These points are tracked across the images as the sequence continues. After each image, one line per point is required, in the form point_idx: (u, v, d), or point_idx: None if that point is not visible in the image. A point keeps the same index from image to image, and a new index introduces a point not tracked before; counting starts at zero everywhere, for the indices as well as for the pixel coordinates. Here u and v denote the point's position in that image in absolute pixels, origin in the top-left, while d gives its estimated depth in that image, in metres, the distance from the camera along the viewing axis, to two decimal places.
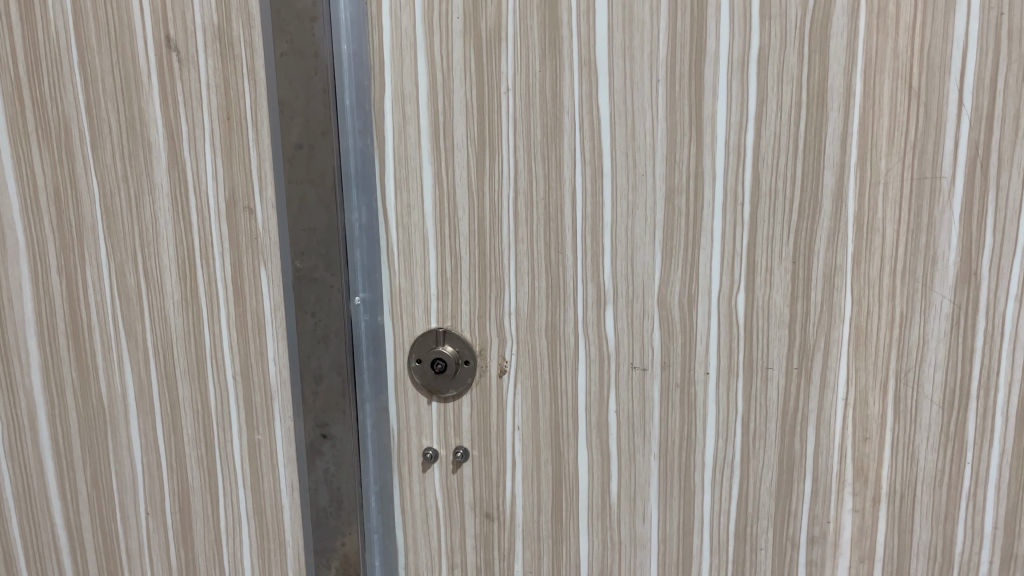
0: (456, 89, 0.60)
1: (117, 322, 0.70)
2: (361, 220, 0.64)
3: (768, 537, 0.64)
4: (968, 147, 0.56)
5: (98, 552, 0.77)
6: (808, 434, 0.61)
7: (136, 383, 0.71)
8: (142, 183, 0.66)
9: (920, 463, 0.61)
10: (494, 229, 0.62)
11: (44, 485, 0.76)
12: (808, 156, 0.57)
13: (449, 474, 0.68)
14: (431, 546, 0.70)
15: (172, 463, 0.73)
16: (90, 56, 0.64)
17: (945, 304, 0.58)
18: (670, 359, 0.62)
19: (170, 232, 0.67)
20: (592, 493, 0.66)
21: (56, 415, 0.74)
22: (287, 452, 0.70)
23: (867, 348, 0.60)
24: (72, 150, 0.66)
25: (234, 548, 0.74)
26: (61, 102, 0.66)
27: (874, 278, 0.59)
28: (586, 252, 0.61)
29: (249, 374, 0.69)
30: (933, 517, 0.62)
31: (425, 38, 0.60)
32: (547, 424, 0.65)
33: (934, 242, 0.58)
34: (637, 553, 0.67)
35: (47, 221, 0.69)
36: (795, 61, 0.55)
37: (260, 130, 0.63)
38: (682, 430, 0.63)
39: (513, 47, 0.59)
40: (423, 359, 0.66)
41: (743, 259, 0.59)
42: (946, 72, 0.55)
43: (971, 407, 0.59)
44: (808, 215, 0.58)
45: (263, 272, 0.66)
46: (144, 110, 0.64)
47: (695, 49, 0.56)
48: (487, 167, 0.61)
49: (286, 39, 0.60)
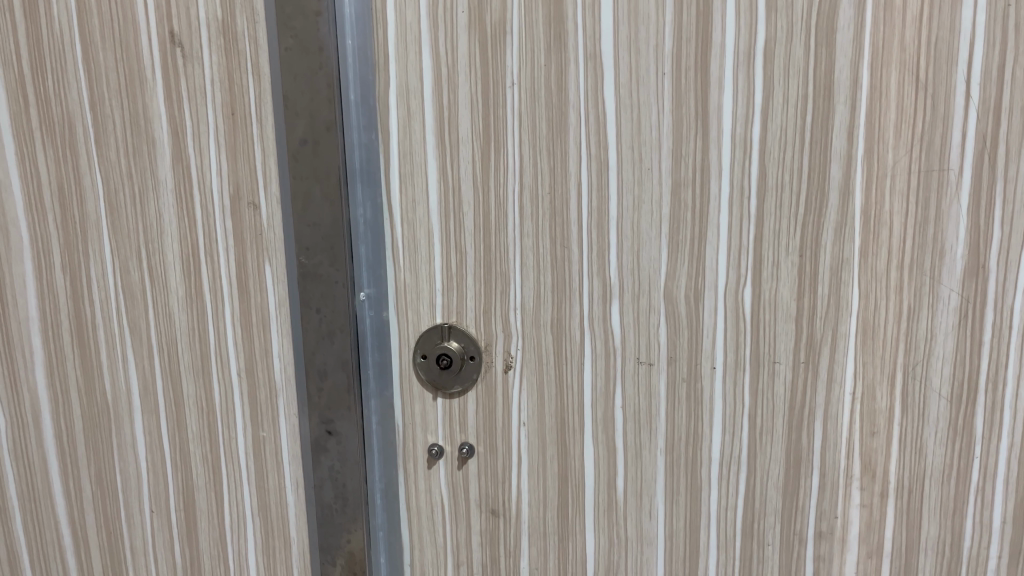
0: (461, 83, 0.60)
1: (121, 319, 0.70)
2: (366, 215, 0.64)
3: (775, 533, 0.64)
4: (976, 140, 0.55)
5: (102, 549, 0.77)
6: (816, 429, 0.61)
7: (140, 380, 0.71)
8: (146, 179, 0.66)
9: (928, 457, 0.61)
10: (499, 224, 0.62)
11: (48, 482, 0.76)
12: (815, 150, 0.56)
13: (454, 470, 0.68)
14: (437, 543, 0.70)
15: (176, 460, 0.72)
16: (94, 51, 0.64)
17: (953, 298, 0.58)
18: (676, 354, 0.62)
19: (174, 228, 0.66)
20: (598, 489, 0.66)
21: (60, 412, 0.74)
22: (292, 449, 0.70)
23: (874, 342, 0.60)
24: (75, 146, 0.66)
25: (239, 546, 0.73)
26: (64, 98, 0.65)
27: (882, 272, 0.59)
28: (592, 247, 0.61)
29: (253, 371, 0.68)
30: (942, 512, 0.62)
31: (430, 32, 0.60)
32: (553, 420, 0.65)
33: (941, 235, 0.57)
34: (644, 550, 0.67)
35: (51, 217, 0.69)
36: (801, 53, 0.55)
37: (264, 126, 0.63)
38: (688, 425, 0.63)
39: (518, 42, 0.59)
40: (429, 356, 0.66)
41: (750, 253, 0.59)
42: (953, 64, 0.55)
43: (979, 401, 0.59)
44: (815, 208, 0.57)
45: (268, 269, 0.66)
46: (149, 106, 0.64)
47: (701, 43, 0.56)
48: (492, 162, 0.61)
49: (290, 34, 0.60)
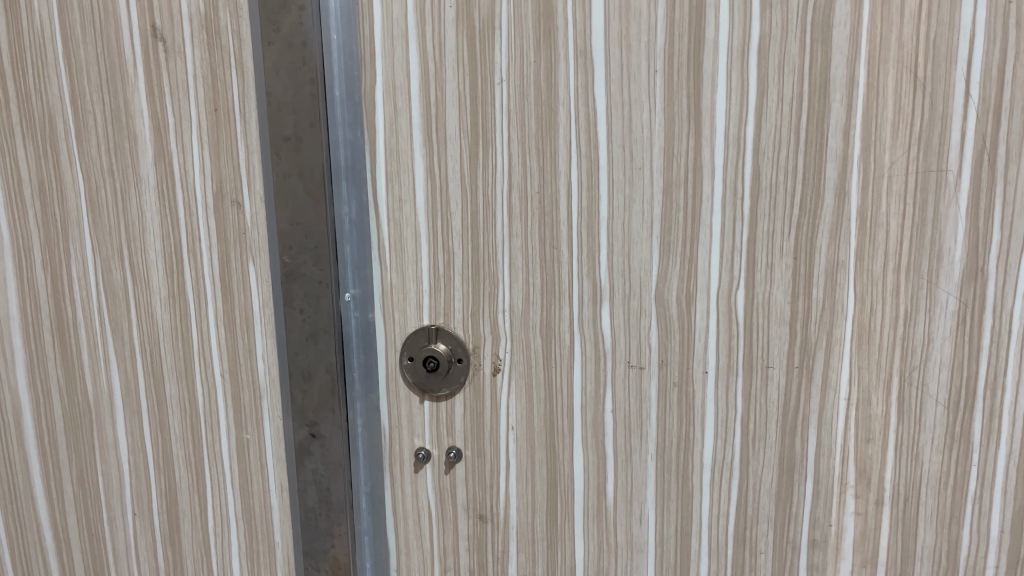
0: (448, 80, 0.59)
1: (102, 318, 0.68)
2: (352, 214, 0.62)
3: (768, 541, 0.62)
4: (975, 140, 0.54)
5: (85, 553, 0.75)
6: (810, 435, 0.60)
7: (123, 381, 0.70)
8: (128, 176, 0.64)
9: (924, 465, 0.60)
10: (488, 223, 0.61)
11: (29, 484, 0.75)
12: (810, 150, 0.55)
13: (442, 475, 0.67)
14: (424, 548, 0.69)
15: (159, 462, 0.71)
16: (75, 46, 0.63)
17: (951, 302, 0.57)
18: (668, 357, 0.60)
19: (157, 227, 0.65)
20: (588, 494, 0.65)
21: (42, 413, 0.72)
22: (276, 452, 0.68)
23: (870, 347, 0.59)
24: (56, 143, 0.65)
25: (222, 549, 0.72)
26: (45, 93, 0.64)
27: (879, 274, 0.57)
28: (582, 247, 0.60)
29: (237, 372, 0.67)
30: (938, 521, 0.60)
31: (417, 27, 0.58)
32: (543, 424, 0.64)
33: (940, 237, 0.56)
34: (634, 556, 0.65)
35: (32, 215, 0.67)
36: (796, 50, 0.54)
37: (248, 122, 0.61)
38: (680, 430, 0.62)
39: (507, 37, 0.57)
40: (415, 357, 0.64)
41: (743, 255, 0.58)
42: (953, 62, 0.53)
43: (977, 407, 0.58)
44: (810, 209, 0.56)
45: (252, 268, 0.64)
46: (130, 102, 0.63)
47: (694, 40, 0.55)
48: (480, 160, 0.60)
49: (274, 28, 0.59)
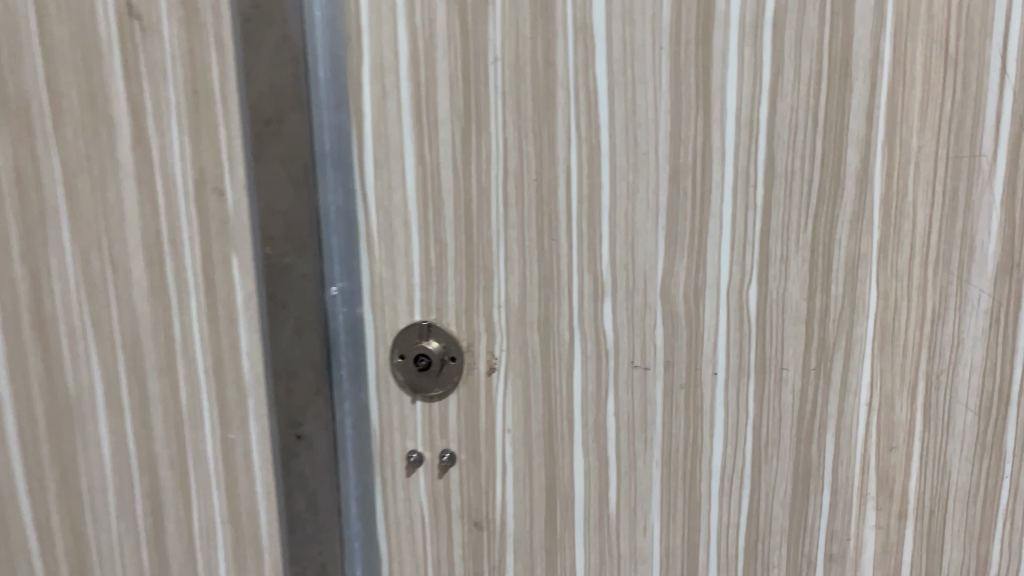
0: (439, 58, 0.55)
1: (83, 311, 0.65)
2: (338, 203, 0.59)
3: (781, 554, 0.58)
4: (1011, 122, 0.49)
5: (70, 554, 0.72)
6: (827, 442, 0.56)
7: (104, 377, 0.66)
8: (106, 162, 0.61)
9: (952, 476, 0.55)
10: (482, 212, 0.57)
11: (11, 484, 0.72)
12: (829, 133, 0.51)
13: (435, 479, 0.63)
14: (416, 556, 0.65)
15: (143, 462, 0.68)
16: (49, 25, 0.59)
17: (983, 299, 0.52)
18: (674, 357, 0.56)
19: (136, 215, 0.62)
20: (589, 501, 0.61)
21: (24, 411, 0.69)
22: (263, 453, 0.65)
23: (893, 348, 0.54)
24: (31, 127, 0.62)
25: (209, 553, 0.69)
26: (19, 75, 0.61)
27: (904, 268, 0.53)
28: (582, 238, 0.56)
29: (222, 368, 0.64)
30: (967, 536, 0.56)
31: (405, 3, 0.54)
32: (541, 426, 0.60)
33: (971, 228, 0.51)
34: (637, 568, 0.61)
35: (9, 206, 0.64)
36: (815, 24, 0.49)
37: (228, 104, 0.58)
38: (687, 435, 0.58)
39: (501, 12, 0.53)
40: (406, 355, 0.61)
41: (755, 247, 0.53)
42: (987, 36, 0.49)
43: (1011, 415, 0.53)
44: (829, 198, 0.52)
45: (235, 259, 0.61)
46: (108, 83, 0.60)
47: (703, 13, 0.50)
48: (473, 145, 0.56)
49: (251, 4, 0.55)
